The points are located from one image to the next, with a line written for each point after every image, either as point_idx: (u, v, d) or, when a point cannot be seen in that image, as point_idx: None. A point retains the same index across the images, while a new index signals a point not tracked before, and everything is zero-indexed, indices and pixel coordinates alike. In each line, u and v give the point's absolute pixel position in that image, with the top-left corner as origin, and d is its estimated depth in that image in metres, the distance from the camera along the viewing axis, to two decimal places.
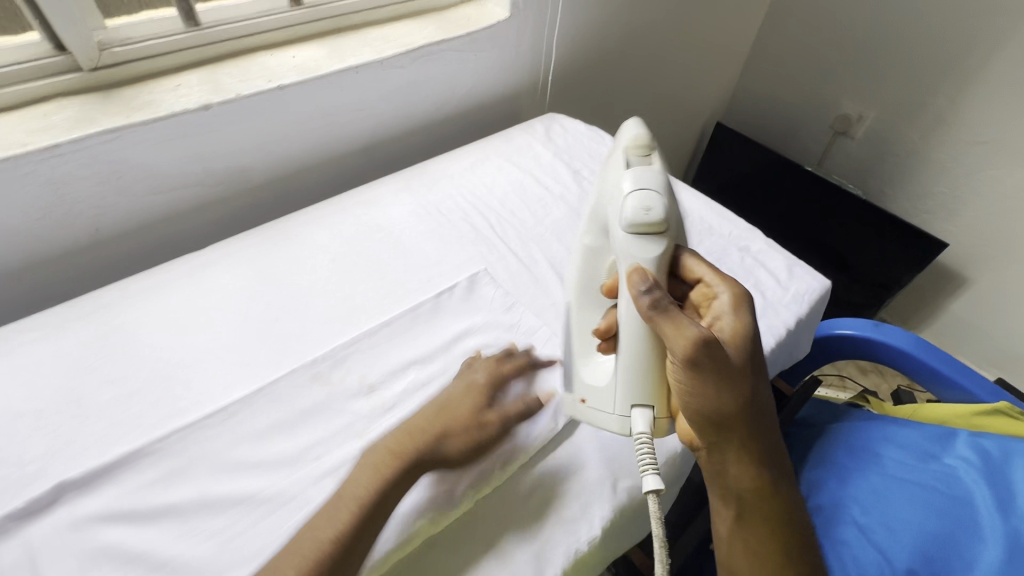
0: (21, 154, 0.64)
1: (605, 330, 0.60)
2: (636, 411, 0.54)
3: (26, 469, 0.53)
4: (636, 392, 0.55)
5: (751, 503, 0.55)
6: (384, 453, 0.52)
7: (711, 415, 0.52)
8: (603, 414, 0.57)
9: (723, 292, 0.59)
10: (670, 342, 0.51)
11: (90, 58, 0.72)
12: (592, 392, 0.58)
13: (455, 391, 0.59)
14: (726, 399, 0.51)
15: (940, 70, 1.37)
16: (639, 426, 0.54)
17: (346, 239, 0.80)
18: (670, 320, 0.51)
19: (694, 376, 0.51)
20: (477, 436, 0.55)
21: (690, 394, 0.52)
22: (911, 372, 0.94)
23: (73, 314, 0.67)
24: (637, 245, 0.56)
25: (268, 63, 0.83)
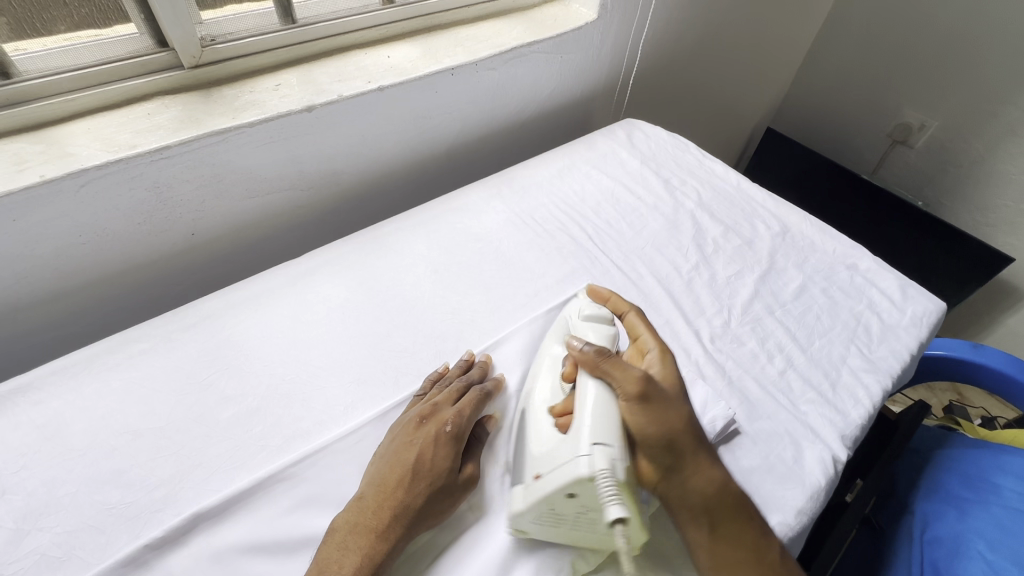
0: (132, 156, 0.61)
1: (561, 411, 0.54)
2: (594, 450, 0.47)
3: (155, 494, 0.50)
4: (592, 430, 0.48)
5: (722, 514, 0.50)
6: (360, 532, 0.46)
7: (661, 434, 0.51)
8: (561, 473, 0.47)
9: (649, 346, 0.60)
10: (617, 380, 0.52)
11: (192, 55, 0.68)
12: (544, 461, 0.50)
13: (422, 437, 0.52)
14: (672, 420, 0.52)
15: (1010, 79, 1.29)
16: (596, 464, 0.46)
17: (445, 248, 0.77)
18: (611, 360, 0.53)
19: (640, 409, 0.51)
20: (453, 482, 0.50)
21: (642, 424, 0.51)
22: (1014, 397, 0.91)
23: (180, 324, 0.64)
24: (588, 329, 0.61)
25: (363, 62, 0.80)
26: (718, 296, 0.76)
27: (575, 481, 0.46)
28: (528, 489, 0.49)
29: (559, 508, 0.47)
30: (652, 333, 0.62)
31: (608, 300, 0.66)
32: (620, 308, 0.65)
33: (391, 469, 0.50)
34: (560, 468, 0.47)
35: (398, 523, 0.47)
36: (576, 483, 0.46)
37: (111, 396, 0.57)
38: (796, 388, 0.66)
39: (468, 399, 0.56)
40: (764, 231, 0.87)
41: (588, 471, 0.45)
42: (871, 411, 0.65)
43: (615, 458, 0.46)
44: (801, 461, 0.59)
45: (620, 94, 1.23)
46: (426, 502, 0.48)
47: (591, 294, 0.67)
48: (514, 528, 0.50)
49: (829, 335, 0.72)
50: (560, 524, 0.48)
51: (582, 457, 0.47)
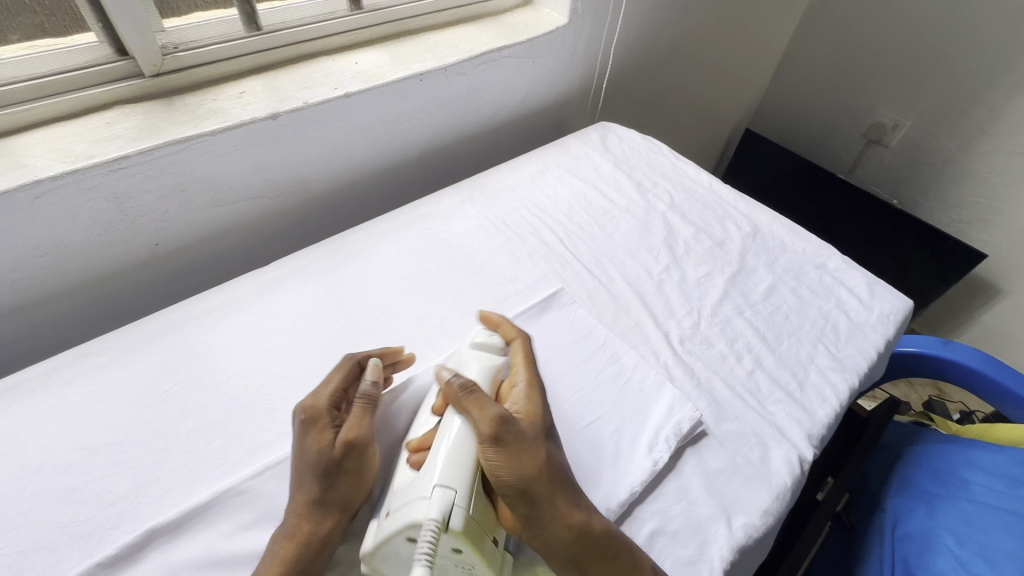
0: (88, 166, 0.60)
1: (418, 446, 0.50)
2: (434, 493, 0.44)
3: (110, 510, 0.49)
4: (439, 468, 0.45)
5: (584, 558, 0.47)
6: (280, 535, 0.47)
7: (515, 480, 0.46)
8: (400, 514, 0.44)
9: (520, 378, 0.55)
10: (472, 418, 0.48)
11: (152, 63, 0.68)
12: (395, 498, 0.46)
13: (292, 432, 0.50)
14: (531, 464, 0.47)
15: (978, 79, 1.31)
16: (429, 510, 0.43)
17: (414, 254, 0.77)
18: (471, 395, 0.50)
19: (494, 454, 0.47)
20: (332, 455, 0.48)
21: (496, 470, 0.46)
22: (985, 392, 0.92)
23: (141, 336, 0.63)
24: (472, 359, 0.56)
25: (331, 69, 0.80)
26: (688, 297, 0.76)
27: (410, 525, 0.43)
28: (375, 529, 0.46)
29: (401, 549, 0.45)
30: (527, 364, 0.57)
31: (498, 326, 0.62)
32: (507, 334, 0.61)
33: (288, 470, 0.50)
34: (401, 509, 0.44)
35: (304, 515, 0.47)
36: (411, 526, 0.43)
37: (68, 411, 0.55)
38: (765, 388, 0.66)
39: (325, 382, 0.54)
40: (735, 232, 0.87)
41: (420, 517, 0.42)
42: (837, 409, 0.65)
43: (451, 503, 0.43)
44: (767, 461, 0.59)
45: (595, 98, 1.23)
46: (317, 486, 0.47)
47: (483, 319, 0.64)
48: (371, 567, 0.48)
49: (797, 335, 0.73)
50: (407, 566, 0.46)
51: (420, 500, 0.44)
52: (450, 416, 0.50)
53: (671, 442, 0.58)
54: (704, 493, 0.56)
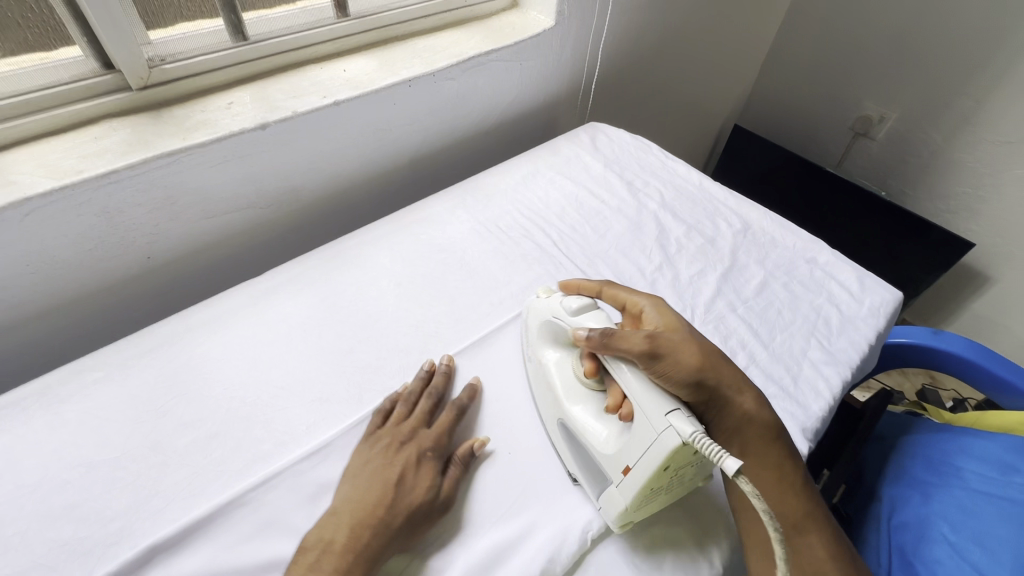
0: (78, 182, 0.59)
1: (616, 405, 0.55)
2: (671, 419, 0.46)
3: (110, 527, 0.49)
4: (653, 404, 0.48)
5: (753, 436, 0.55)
6: (332, 550, 0.46)
7: (689, 377, 0.53)
8: (649, 455, 0.46)
9: (642, 304, 0.62)
10: (626, 348, 0.53)
11: (139, 76, 0.67)
12: (628, 452, 0.49)
13: (405, 454, 0.53)
14: (693, 360, 0.54)
15: (961, 71, 1.33)
16: (683, 430, 0.45)
17: (408, 260, 0.77)
18: (614, 334, 0.55)
19: (661, 366, 0.52)
20: (430, 501, 0.51)
21: (674, 374, 0.52)
22: (976, 381, 0.93)
23: (136, 350, 0.63)
24: (585, 318, 0.60)
25: (320, 77, 0.80)
26: (681, 295, 0.77)
27: (670, 455, 0.45)
28: (622, 486, 0.49)
29: (658, 485, 0.48)
30: (635, 295, 0.63)
31: (580, 287, 0.68)
32: (592, 290, 0.67)
33: (376, 483, 0.51)
34: (648, 453, 0.47)
35: (376, 541, 0.47)
36: (672, 455, 0.45)
37: (64, 428, 0.55)
38: (759, 383, 0.67)
39: (441, 421, 0.57)
40: (726, 229, 0.88)
41: (680, 439, 0.44)
42: (831, 403, 0.66)
43: (690, 418, 0.46)
44: None
45: (584, 98, 1.24)
46: (406, 519, 0.49)
47: (563, 288, 0.69)
48: (620, 523, 0.50)
49: (789, 329, 0.74)
50: (658, 499, 0.49)
51: (665, 432, 0.46)
52: (612, 362, 0.54)
53: None
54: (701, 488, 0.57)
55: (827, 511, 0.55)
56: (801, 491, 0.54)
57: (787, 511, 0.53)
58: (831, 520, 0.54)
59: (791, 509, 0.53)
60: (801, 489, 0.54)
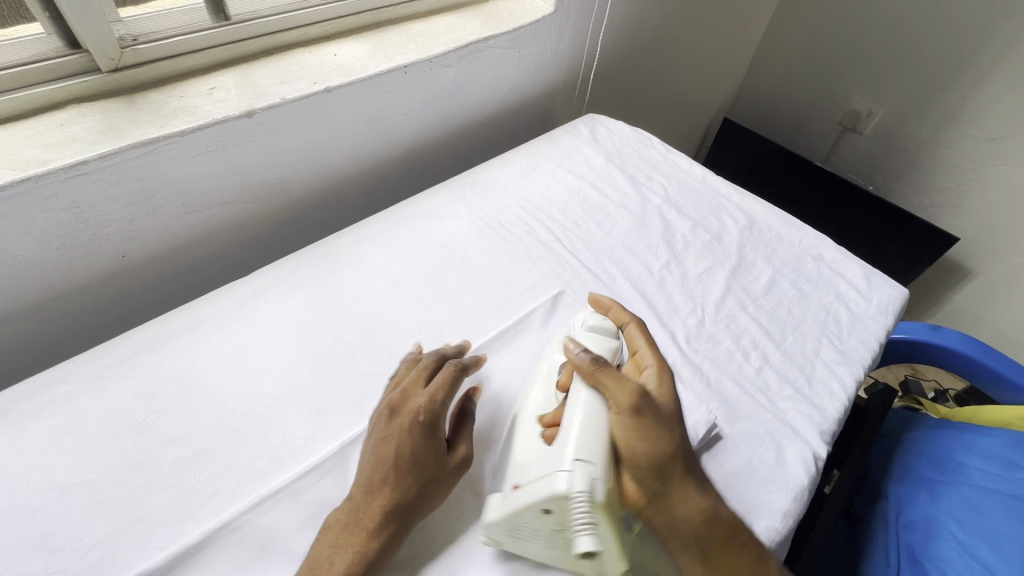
0: (43, 174, 0.53)
1: (551, 422, 0.51)
2: (574, 466, 0.44)
3: (88, 557, 0.44)
4: (573, 443, 0.45)
5: (711, 544, 0.47)
6: (349, 535, 0.45)
7: (651, 455, 0.47)
8: (539, 487, 0.44)
9: (648, 361, 0.56)
10: (609, 393, 0.49)
11: (110, 57, 0.61)
12: (527, 472, 0.47)
13: (397, 429, 0.49)
14: (666, 440, 0.48)
15: (949, 67, 1.34)
16: (575, 484, 0.43)
17: (407, 258, 0.73)
18: (605, 370, 0.50)
19: (633, 425, 0.48)
20: (441, 470, 0.48)
21: (634, 444, 0.47)
22: (972, 376, 0.94)
23: (112, 359, 0.57)
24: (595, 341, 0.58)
25: (308, 62, 0.74)
26: (691, 294, 0.75)
27: (553, 498, 0.43)
28: (505, 499, 0.47)
29: (533, 522, 0.45)
30: (651, 347, 0.57)
31: (609, 309, 0.63)
32: (620, 318, 0.61)
33: (371, 469, 0.48)
34: (539, 482, 0.45)
35: (386, 523, 0.45)
36: (553, 498, 0.43)
37: (33, 447, 0.50)
38: (774, 385, 0.65)
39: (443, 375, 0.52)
40: (731, 226, 0.86)
41: (565, 488, 0.43)
42: (846, 403, 0.65)
43: (594, 476, 0.43)
44: (783, 461, 0.58)
45: (581, 89, 1.20)
46: (415, 495, 0.47)
47: (592, 301, 0.65)
48: (489, 537, 0.47)
49: (801, 328, 0.72)
50: (534, 540, 0.46)
51: (560, 472, 0.44)
52: (583, 391, 0.50)
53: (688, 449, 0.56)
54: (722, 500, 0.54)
55: None
56: None
57: None
58: None
59: None
60: None
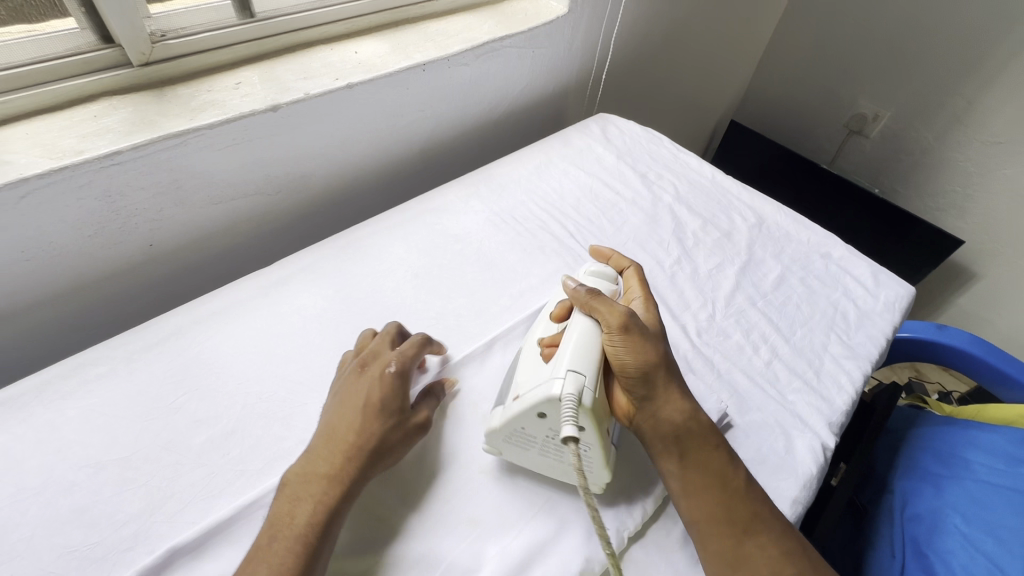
0: (79, 162, 0.55)
1: (550, 342, 0.54)
2: (567, 375, 0.47)
3: (124, 531, 0.46)
4: (569, 355, 0.49)
5: (691, 441, 0.50)
6: (311, 482, 0.46)
7: (637, 364, 0.50)
8: (535, 393, 0.48)
9: (637, 295, 0.60)
10: (603, 316, 0.52)
11: (141, 51, 0.63)
12: (523, 384, 0.51)
13: (364, 382, 0.51)
14: (653, 351, 0.52)
15: (956, 71, 1.35)
16: (566, 387, 0.46)
17: (424, 250, 0.75)
18: (598, 296, 0.54)
19: (621, 340, 0.51)
20: (407, 430, 0.51)
21: (623, 357, 0.51)
22: (977, 375, 0.95)
23: (142, 344, 0.59)
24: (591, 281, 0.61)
25: (330, 59, 0.76)
26: (702, 289, 0.76)
27: (547, 401, 0.47)
28: (505, 409, 0.50)
29: (530, 426, 0.49)
30: (642, 285, 0.61)
31: (609, 256, 0.68)
32: (620, 265, 0.67)
33: (348, 416, 0.49)
34: (535, 388, 0.48)
35: (349, 467, 0.47)
36: (548, 400, 0.47)
37: (68, 425, 0.52)
38: (783, 378, 0.66)
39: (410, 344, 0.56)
40: (741, 224, 0.88)
41: (558, 391, 0.46)
42: (853, 396, 0.66)
43: (585, 384, 0.47)
44: (791, 450, 0.59)
45: (592, 89, 1.22)
46: (377, 443, 0.48)
47: (595, 253, 0.70)
48: (489, 445, 0.52)
49: (809, 324, 0.74)
50: (524, 443, 0.50)
51: (556, 379, 0.47)
52: (578, 315, 0.54)
53: None
54: None
55: (780, 516, 0.49)
56: (747, 496, 0.49)
57: (735, 516, 0.48)
58: (776, 538, 0.47)
59: (734, 516, 0.48)
60: (748, 501, 0.49)
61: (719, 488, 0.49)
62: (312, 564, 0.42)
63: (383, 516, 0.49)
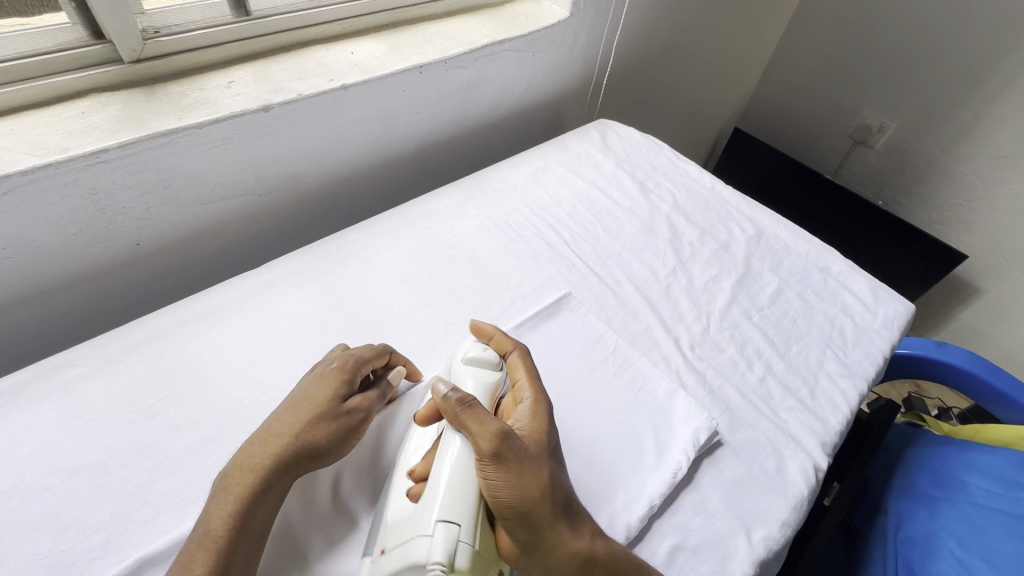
0: (63, 159, 0.54)
1: (420, 475, 0.46)
2: (435, 529, 0.40)
3: (94, 539, 0.45)
4: (438, 501, 0.42)
5: None
6: (235, 471, 0.44)
7: (514, 504, 0.43)
8: (399, 555, 0.41)
9: (524, 395, 0.51)
10: (473, 437, 0.44)
11: (132, 48, 0.62)
12: (391, 533, 0.43)
13: (306, 377, 0.52)
14: (533, 485, 0.43)
15: (963, 84, 1.34)
16: (434, 550, 0.39)
17: (415, 256, 0.74)
18: (470, 410, 0.45)
19: (494, 473, 0.43)
20: (345, 424, 0.49)
21: (497, 493, 0.43)
22: (977, 395, 0.93)
23: (124, 345, 0.58)
24: (467, 375, 0.52)
25: (326, 59, 0.75)
26: (697, 301, 0.75)
27: (412, 567, 0.40)
28: (372, 566, 0.43)
29: None
30: (529, 376, 0.53)
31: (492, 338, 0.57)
32: (503, 347, 0.56)
33: (282, 414, 0.48)
34: (400, 548, 0.41)
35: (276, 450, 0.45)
36: (414, 567, 0.40)
37: (44, 427, 0.51)
38: (777, 396, 0.65)
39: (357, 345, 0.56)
40: (739, 235, 0.86)
41: (423, 558, 0.40)
42: (847, 416, 0.65)
43: (457, 539, 0.40)
44: (782, 468, 0.58)
45: (593, 94, 1.21)
46: (308, 426, 0.47)
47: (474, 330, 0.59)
48: None
49: (805, 340, 0.72)
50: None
51: (423, 537, 0.40)
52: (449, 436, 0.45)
53: (688, 454, 0.56)
54: (722, 508, 0.54)
55: None
56: None
57: None
58: None
59: None
60: None
61: None
62: (225, 562, 0.40)
63: (358, 529, 0.48)
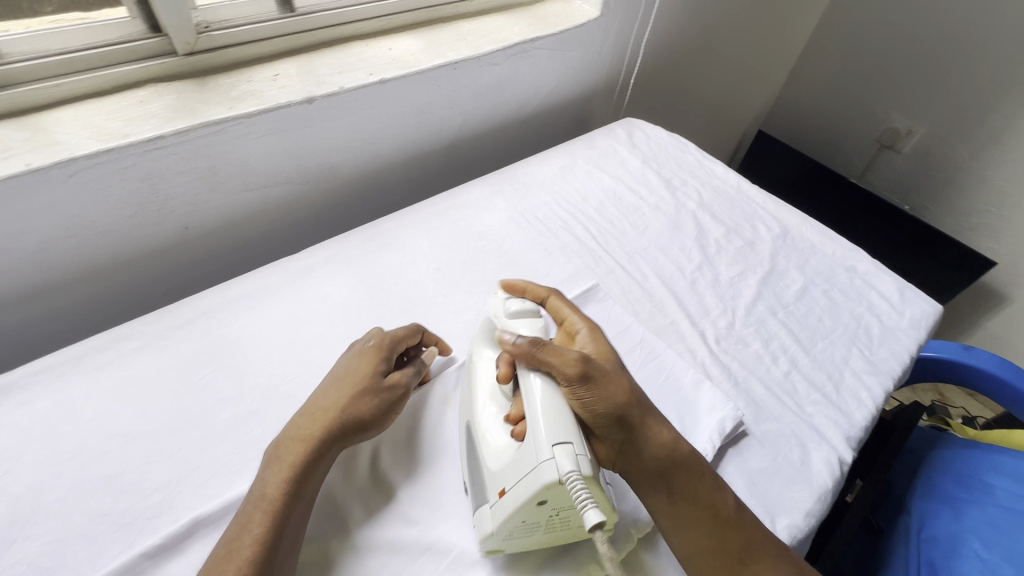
0: (124, 145, 0.58)
1: (517, 417, 0.49)
2: (555, 451, 0.42)
3: (150, 499, 0.48)
4: (545, 430, 0.43)
5: (676, 474, 0.48)
6: (289, 443, 0.47)
7: (608, 412, 0.46)
8: (525, 485, 0.42)
9: (579, 326, 0.56)
10: (556, 367, 0.47)
11: (186, 41, 0.65)
12: (506, 473, 0.45)
13: (345, 356, 0.54)
14: (618, 392, 0.48)
15: (995, 88, 1.32)
16: (563, 466, 0.41)
17: (447, 245, 0.76)
18: (545, 347, 0.48)
19: (586, 391, 0.47)
20: (386, 399, 0.52)
21: (591, 408, 0.46)
22: (1004, 400, 0.92)
23: (173, 322, 0.61)
24: (519, 325, 0.55)
25: (365, 54, 0.78)
26: (722, 296, 0.76)
27: (545, 489, 0.41)
28: (496, 507, 0.44)
29: (530, 517, 0.43)
30: (575, 311, 0.58)
31: (526, 290, 0.60)
32: (539, 295, 0.60)
33: (327, 391, 0.51)
34: (524, 479, 0.42)
35: (325, 421, 0.48)
36: (546, 490, 0.41)
37: (103, 395, 0.54)
38: (802, 390, 0.66)
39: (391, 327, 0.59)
40: (765, 233, 0.87)
41: (554, 476, 0.41)
42: (873, 412, 0.65)
43: (577, 452, 0.42)
44: (807, 458, 0.59)
45: (619, 93, 1.22)
46: (352, 400, 0.50)
47: (507, 288, 0.61)
48: (488, 549, 0.46)
49: (831, 337, 0.73)
50: (532, 532, 0.45)
51: (546, 462, 0.42)
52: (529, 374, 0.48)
53: (714, 441, 0.57)
54: (747, 494, 0.55)
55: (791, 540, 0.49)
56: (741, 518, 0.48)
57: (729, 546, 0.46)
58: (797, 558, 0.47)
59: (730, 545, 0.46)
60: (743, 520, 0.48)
61: (710, 518, 0.47)
62: (283, 523, 0.43)
63: (395, 501, 0.50)
